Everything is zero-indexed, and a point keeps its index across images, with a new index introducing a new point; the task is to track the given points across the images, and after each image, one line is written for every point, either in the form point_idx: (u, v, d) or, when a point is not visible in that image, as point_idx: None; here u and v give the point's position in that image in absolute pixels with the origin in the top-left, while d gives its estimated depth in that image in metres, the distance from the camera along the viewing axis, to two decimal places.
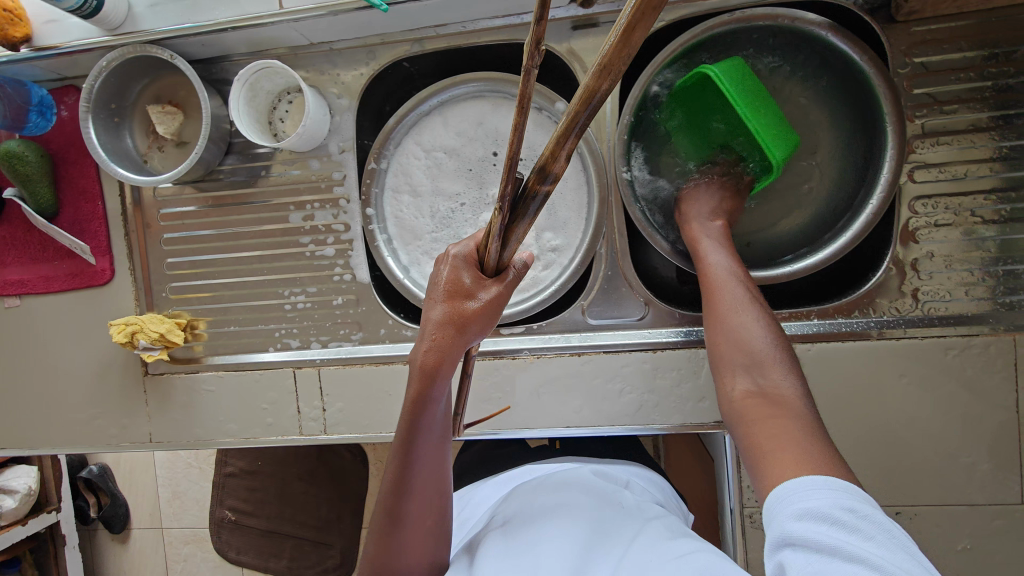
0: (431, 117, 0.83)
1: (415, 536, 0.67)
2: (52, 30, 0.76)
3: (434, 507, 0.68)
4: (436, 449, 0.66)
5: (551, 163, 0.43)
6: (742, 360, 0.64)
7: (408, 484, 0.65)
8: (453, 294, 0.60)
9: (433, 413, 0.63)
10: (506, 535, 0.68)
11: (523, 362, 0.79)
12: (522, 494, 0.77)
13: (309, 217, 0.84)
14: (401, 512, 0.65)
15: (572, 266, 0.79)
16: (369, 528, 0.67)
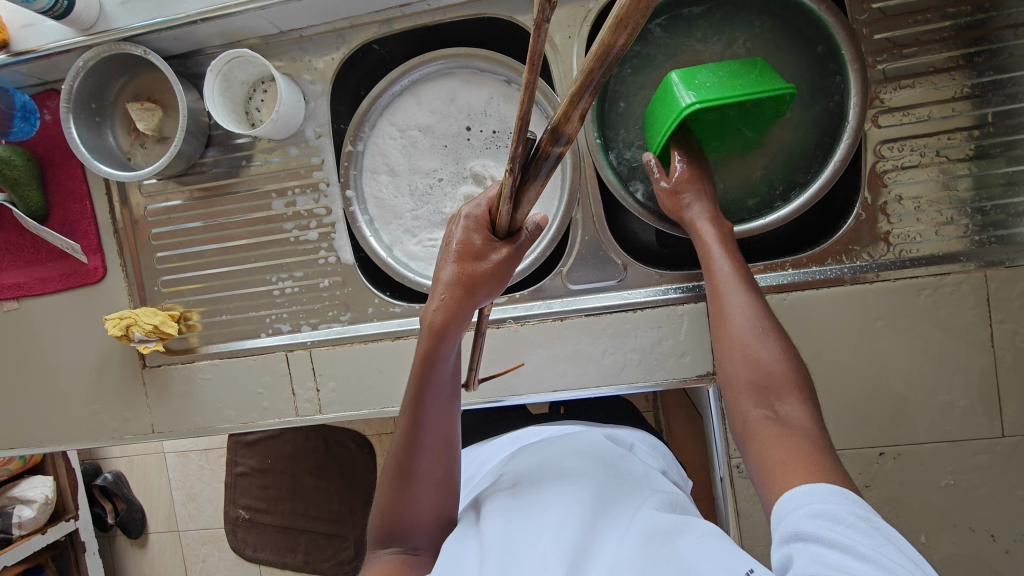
0: (404, 97, 0.84)
1: (427, 496, 0.67)
2: (28, 34, 0.78)
3: (441, 467, 0.67)
4: (448, 408, 0.68)
5: (563, 123, 0.41)
6: (757, 382, 0.59)
7: (419, 438, 0.66)
8: (464, 253, 0.61)
9: (443, 371, 0.64)
10: (510, 495, 0.66)
11: (508, 330, 0.80)
12: (529, 454, 0.75)
13: (291, 203, 0.86)
14: (413, 467, 0.66)
15: (550, 233, 0.82)
16: (381, 484, 0.68)
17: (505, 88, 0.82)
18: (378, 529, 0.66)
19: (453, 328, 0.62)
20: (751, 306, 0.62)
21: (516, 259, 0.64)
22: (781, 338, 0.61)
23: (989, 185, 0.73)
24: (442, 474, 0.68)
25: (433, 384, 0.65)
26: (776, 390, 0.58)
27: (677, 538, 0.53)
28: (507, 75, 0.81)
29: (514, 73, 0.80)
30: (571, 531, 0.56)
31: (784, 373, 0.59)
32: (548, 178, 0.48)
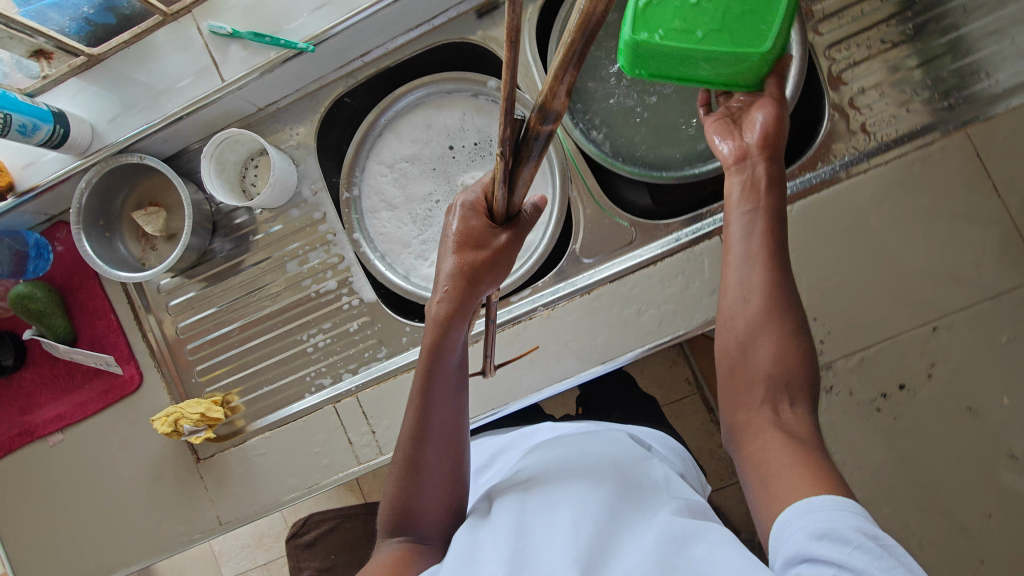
0: (384, 136, 0.89)
1: (435, 493, 0.69)
2: (31, 172, 0.82)
3: (447, 467, 0.69)
4: (455, 402, 0.71)
5: (549, 100, 0.42)
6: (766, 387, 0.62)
7: (429, 427, 0.68)
8: (461, 241, 0.66)
9: (449, 365, 0.68)
10: (519, 496, 0.65)
11: (541, 317, 0.81)
12: (541, 455, 0.74)
13: (304, 261, 0.89)
14: (423, 458, 0.68)
15: (552, 220, 0.86)
16: (392, 469, 0.70)
17: (473, 102, 0.88)
18: (386, 518, 0.68)
19: (456, 317, 0.67)
20: (763, 288, 0.64)
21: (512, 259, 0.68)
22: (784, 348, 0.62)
23: (938, 55, 0.77)
24: (450, 470, 0.69)
25: (446, 374, 0.69)
26: (797, 393, 0.61)
27: (699, 545, 0.52)
28: (473, 89, 0.87)
29: (479, 85, 0.86)
30: (595, 532, 0.55)
31: (797, 373, 0.62)
32: (540, 158, 0.49)
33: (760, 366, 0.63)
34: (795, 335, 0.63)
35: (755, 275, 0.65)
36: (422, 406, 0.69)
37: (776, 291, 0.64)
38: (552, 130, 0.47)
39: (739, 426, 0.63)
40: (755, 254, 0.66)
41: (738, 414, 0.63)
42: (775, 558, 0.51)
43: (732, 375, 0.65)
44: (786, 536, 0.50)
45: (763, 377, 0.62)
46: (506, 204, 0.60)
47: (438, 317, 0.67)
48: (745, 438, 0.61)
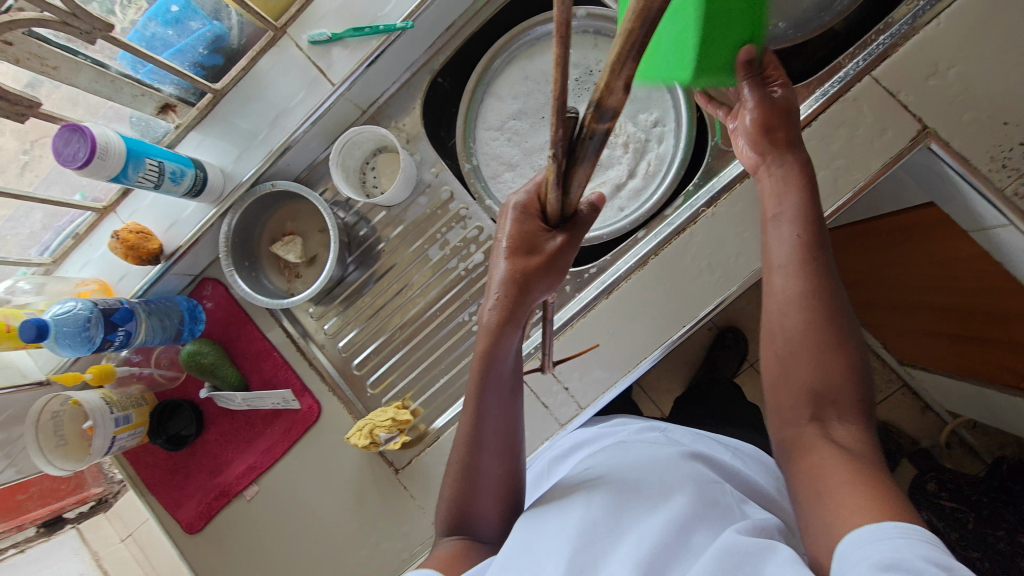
0: (486, 101, 0.90)
1: (491, 502, 0.64)
2: (175, 232, 0.84)
3: (502, 471, 0.64)
4: (510, 408, 0.66)
5: (605, 95, 0.34)
6: (830, 398, 0.54)
7: (488, 428, 0.64)
8: (511, 253, 0.59)
9: (503, 370, 0.63)
10: (587, 489, 0.59)
11: (707, 216, 0.76)
12: (617, 453, 0.67)
13: (445, 243, 0.88)
14: (478, 464, 0.63)
15: (683, 122, 0.84)
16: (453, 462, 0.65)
17: None
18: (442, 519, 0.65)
19: (503, 323, 0.61)
20: (799, 300, 0.57)
21: (564, 268, 0.61)
22: (837, 360, 0.55)
23: None
24: (505, 475, 0.64)
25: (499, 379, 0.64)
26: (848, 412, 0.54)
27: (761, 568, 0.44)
28: None
29: None
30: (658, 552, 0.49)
31: (846, 385, 0.55)
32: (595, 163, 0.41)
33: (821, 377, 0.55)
34: (839, 344, 0.56)
35: (788, 247, 0.59)
36: (479, 410, 0.63)
37: (811, 299, 0.56)
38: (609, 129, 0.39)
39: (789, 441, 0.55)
40: (794, 235, 0.59)
41: (788, 432, 0.56)
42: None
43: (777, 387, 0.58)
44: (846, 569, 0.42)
45: (806, 390, 0.55)
46: (563, 208, 0.50)
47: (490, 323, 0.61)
48: (800, 468, 0.53)
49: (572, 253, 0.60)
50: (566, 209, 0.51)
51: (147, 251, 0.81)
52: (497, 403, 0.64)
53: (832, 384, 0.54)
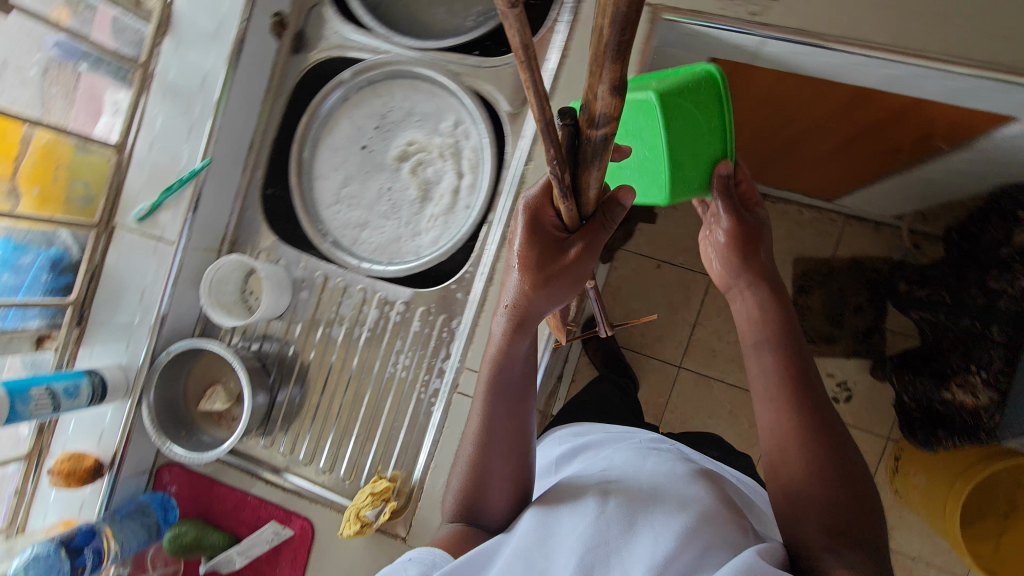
0: (315, 186, 0.96)
1: (504, 490, 0.68)
2: (107, 440, 0.87)
3: (514, 464, 0.68)
4: (526, 405, 0.69)
5: (592, 99, 0.37)
6: (831, 516, 0.56)
7: (505, 416, 0.68)
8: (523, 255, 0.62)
9: (518, 371, 0.67)
10: (603, 488, 0.61)
11: (527, 173, 0.84)
12: (648, 457, 0.68)
13: (342, 319, 0.92)
14: (489, 462, 0.67)
15: (473, 107, 0.89)
16: (463, 451, 0.69)
17: (347, 103, 0.95)
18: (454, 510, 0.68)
19: (518, 327, 0.65)
20: (790, 416, 0.62)
21: (582, 280, 0.64)
22: (838, 481, 0.58)
23: None
24: (516, 470, 0.68)
25: (517, 371, 0.68)
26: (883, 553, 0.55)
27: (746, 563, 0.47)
28: (341, 92, 0.95)
29: (340, 86, 0.94)
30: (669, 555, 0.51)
31: (846, 503, 0.57)
32: (600, 163, 0.44)
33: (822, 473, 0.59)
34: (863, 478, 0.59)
35: (771, 372, 0.65)
36: (501, 400, 0.68)
37: (790, 399, 0.62)
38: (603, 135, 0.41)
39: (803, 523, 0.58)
40: (764, 363, 0.65)
41: (800, 539, 0.58)
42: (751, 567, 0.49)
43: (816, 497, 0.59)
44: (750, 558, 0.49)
45: (816, 506, 0.57)
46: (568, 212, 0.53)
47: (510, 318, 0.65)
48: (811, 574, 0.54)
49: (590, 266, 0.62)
50: (581, 204, 0.53)
51: (86, 469, 0.84)
52: (507, 406, 0.68)
53: (834, 502, 0.57)
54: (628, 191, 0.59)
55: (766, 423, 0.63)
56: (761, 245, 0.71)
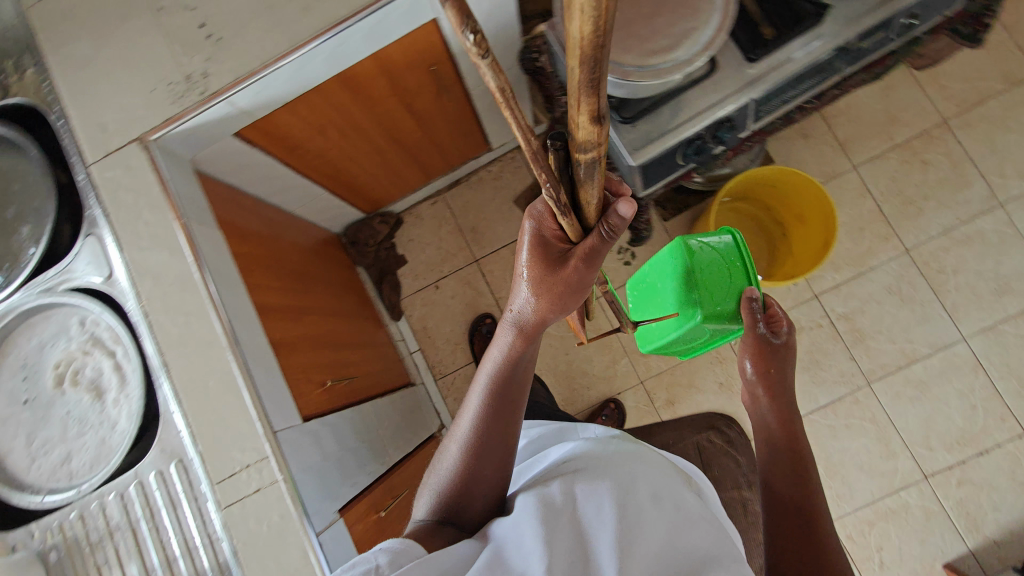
0: (7, 464, 0.96)
1: (490, 472, 0.83)
2: None
3: (497, 462, 0.83)
4: (508, 419, 0.85)
5: (580, 135, 0.51)
6: (796, 500, 0.77)
7: (502, 412, 0.84)
8: (534, 259, 0.78)
9: (506, 384, 0.85)
10: (570, 484, 0.73)
11: (146, 309, 0.92)
12: (620, 454, 0.80)
13: (100, 545, 0.91)
14: (475, 465, 0.81)
15: (78, 301, 0.97)
16: (454, 456, 0.83)
17: None
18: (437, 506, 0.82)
19: (522, 337, 0.83)
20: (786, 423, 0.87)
21: (582, 291, 0.81)
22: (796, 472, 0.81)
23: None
24: (495, 468, 0.83)
25: (514, 375, 0.85)
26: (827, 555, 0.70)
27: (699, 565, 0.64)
28: None
29: None
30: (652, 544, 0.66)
31: (802, 501, 0.77)
32: (594, 178, 0.59)
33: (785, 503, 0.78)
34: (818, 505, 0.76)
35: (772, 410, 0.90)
36: (490, 398, 0.84)
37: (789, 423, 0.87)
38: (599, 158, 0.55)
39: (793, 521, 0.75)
40: (770, 425, 0.89)
41: (783, 523, 0.76)
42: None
43: (793, 493, 0.78)
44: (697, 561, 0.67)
45: (793, 497, 0.78)
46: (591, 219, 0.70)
47: (520, 329, 0.83)
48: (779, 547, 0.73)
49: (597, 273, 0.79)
50: (591, 210, 0.68)
51: None
52: (499, 416, 0.84)
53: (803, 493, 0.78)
54: (625, 201, 0.72)
55: (773, 428, 0.88)
56: (785, 368, 0.91)
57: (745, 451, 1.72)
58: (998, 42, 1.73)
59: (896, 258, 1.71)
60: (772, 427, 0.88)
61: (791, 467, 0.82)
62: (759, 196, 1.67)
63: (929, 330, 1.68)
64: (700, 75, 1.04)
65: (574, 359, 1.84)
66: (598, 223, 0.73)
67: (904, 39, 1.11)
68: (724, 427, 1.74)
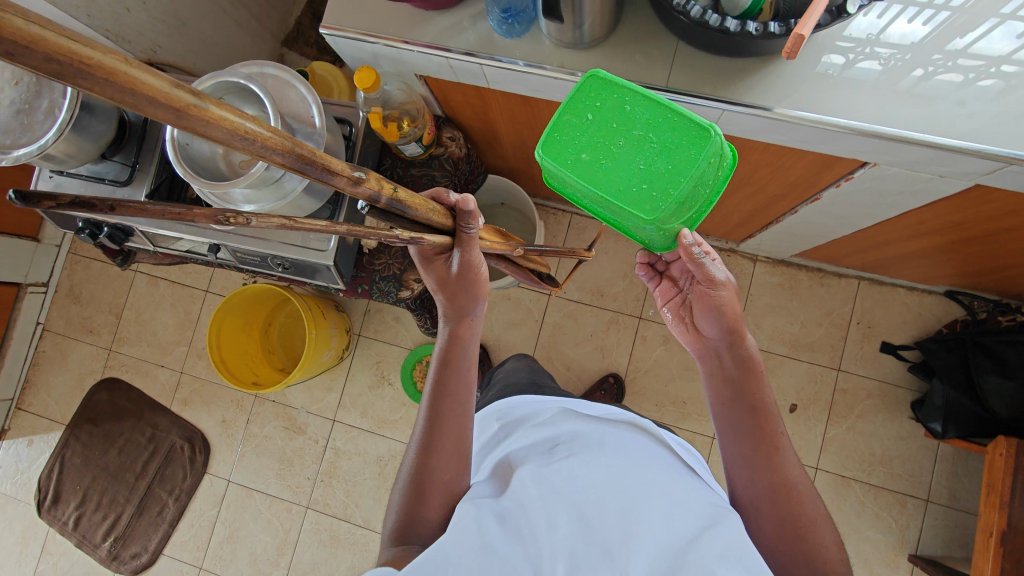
0: None
1: (444, 468, 0.88)
2: None
3: (453, 457, 0.88)
4: (464, 420, 0.92)
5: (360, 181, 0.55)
6: (766, 432, 0.80)
7: (443, 412, 0.90)
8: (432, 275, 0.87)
9: (461, 377, 0.93)
10: (568, 480, 0.79)
11: None
12: (586, 440, 0.86)
13: None
14: (431, 461, 0.87)
15: None
16: (408, 462, 0.89)
17: None
18: (395, 535, 0.85)
19: (460, 321, 0.94)
20: (727, 396, 0.84)
21: (478, 283, 0.89)
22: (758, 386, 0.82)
23: None
24: (447, 485, 0.87)
25: (458, 360, 0.93)
26: (807, 530, 0.74)
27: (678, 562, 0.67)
28: None
29: None
30: (619, 542, 0.71)
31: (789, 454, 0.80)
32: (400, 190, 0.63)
33: (760, 459, 0.78)
34: (780, 453, 0.79)
35: (734, 353, 0.84)
36: (438, 380, 0.92)
37: (728, 388, 0.84)
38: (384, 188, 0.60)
39: (778, 484, 0.77)
40: (716, 372, 0.86)
41: (764, 465, 0.78)
42: (706, 539, 0.70)
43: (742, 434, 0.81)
44: (704, 534, 0.71)
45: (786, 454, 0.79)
46: (441, 240, 0.76)
47: (450, 330, 0.94)
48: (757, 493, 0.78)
49: (478, 269, 0.86)
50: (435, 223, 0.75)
51: None
52: (452, 416, 0.90)
53: (777, 429, 0.80)
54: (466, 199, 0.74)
55: (713, 399, 0.86)
56: (739, 328, 0.83)
57: (193, 474, 1.95)
58: (613, 360, 1.81)
59: (400, 442, 1.86)
60: (732, 377, 0.84)
61: (749, 399, 0.82)
62: (315, 308, 1.72)
63: (372, 508, 1.86)
64: (114, 178, 1.19)
65: (157, 317, 2.06)
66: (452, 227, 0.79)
67: (308, 280, 1.26)
68: (196, 448, 1.97)
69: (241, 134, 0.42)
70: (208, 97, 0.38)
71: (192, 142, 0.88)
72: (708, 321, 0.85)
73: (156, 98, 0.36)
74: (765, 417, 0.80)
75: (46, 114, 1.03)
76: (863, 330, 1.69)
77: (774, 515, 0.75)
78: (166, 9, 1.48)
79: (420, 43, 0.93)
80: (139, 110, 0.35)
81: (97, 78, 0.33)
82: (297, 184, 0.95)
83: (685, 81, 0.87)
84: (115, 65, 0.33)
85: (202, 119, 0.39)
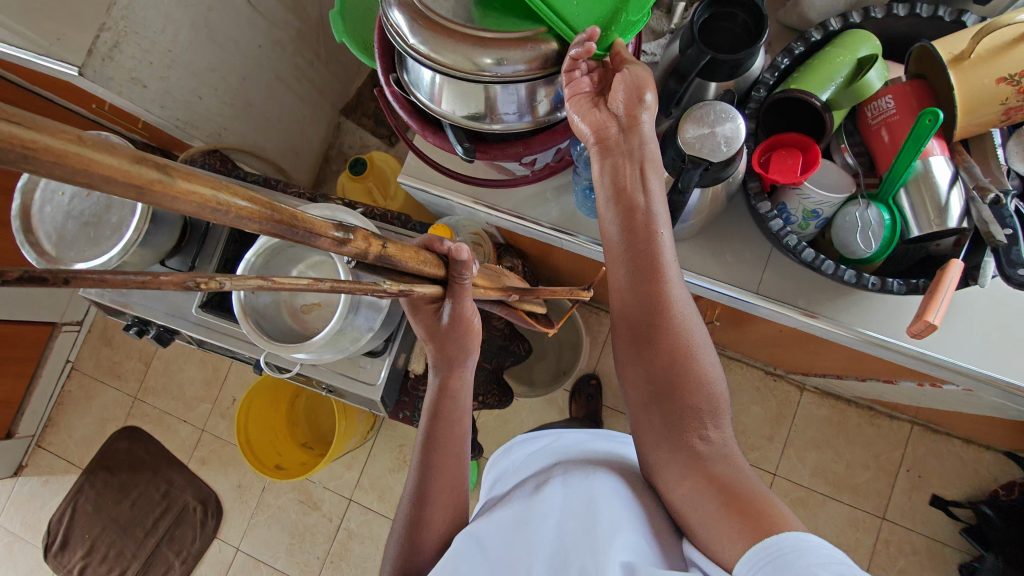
0: None
1: (439, 520, 0.75)
2: None
3: (449, 504, 0.76)
4: (456, 473, 0.78)
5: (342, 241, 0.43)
6: (668, 324, 0.65)
7: (434, 457, 0.77)
8: (421, 327, 0.74)
9: (452, 415, 0.79)
10: (554, 498, 0.65)
11: None
12: (579, 458, 0.71)
13: None
14: (425, 511, 0.75)
15: None
16: (401, 514, 0.77)
17: None
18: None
19: (452, 363, 0.78)
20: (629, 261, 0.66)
21: (470, 333, 0.75)
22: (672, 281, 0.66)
23: None
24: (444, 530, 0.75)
25: (450, 413, 0.79)
26: (709, 417, 0.63)
27: None
28: None
29: None
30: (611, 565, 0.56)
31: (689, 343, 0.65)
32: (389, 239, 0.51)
33: (650, 364, 0.65)
34: (681, 343, 0.65)
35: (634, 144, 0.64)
36: (428, 432, 0.79)
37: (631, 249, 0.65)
38: (371, 240, 0.47)
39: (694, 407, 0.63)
40: (620, 169, 0.65)
41: (665, 366, 0.64)
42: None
43: (652, 336, 0.65)
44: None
45: (692, 344, 0.65)
46: (432, 291, 0.61)
47: (440, 376, 0.79)
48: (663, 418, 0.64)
49: (471, 319, 0.72)
50: (428, 271, 0.61)
51: None
52: (443, 469, 0.77)
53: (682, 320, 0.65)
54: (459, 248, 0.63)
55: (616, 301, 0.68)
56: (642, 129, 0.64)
57: (202, 537, 1.91)
58: None
59: None
60: (623, 212, 0.66)
61: (642, 275, 0.65)
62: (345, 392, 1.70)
63: None
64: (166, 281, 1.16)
65: (186, 370, 2.06)
66: (444, 279, 0.66)
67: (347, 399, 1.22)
68: (209, 509, 1.93)
69: (214, 207, 0.33)
70: (180, 168, 0.31)
71: (257, 296, 0.88)
72: (622, 96, 0.63)
73: (113, 176, 0.28)
74: (658, 286, 0.64)
75: (112, 231, 1.01)
76: (912, 479, 1.61)
77: (669, 411, 0.64)
78: (235, 93, 1.49)
79: (502, 210, 0.90)
80: (94, 187, 0.28)
81: (47, 162, 0.25)
82: (365, 331, 0.95)
83: (778, 288, 0.81)
84: (52, 142, 0.26)
85: (159, 178, 0.30)
